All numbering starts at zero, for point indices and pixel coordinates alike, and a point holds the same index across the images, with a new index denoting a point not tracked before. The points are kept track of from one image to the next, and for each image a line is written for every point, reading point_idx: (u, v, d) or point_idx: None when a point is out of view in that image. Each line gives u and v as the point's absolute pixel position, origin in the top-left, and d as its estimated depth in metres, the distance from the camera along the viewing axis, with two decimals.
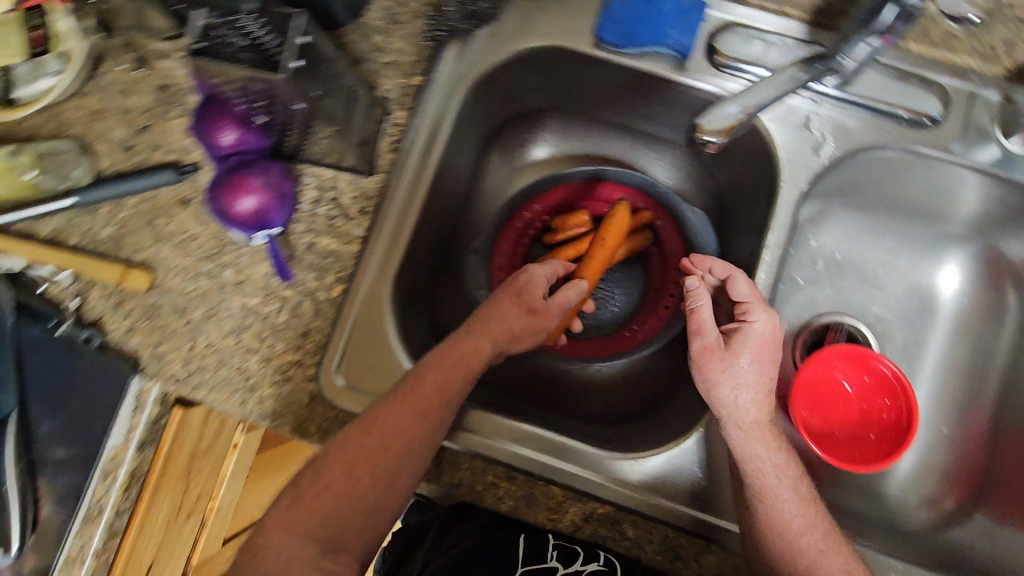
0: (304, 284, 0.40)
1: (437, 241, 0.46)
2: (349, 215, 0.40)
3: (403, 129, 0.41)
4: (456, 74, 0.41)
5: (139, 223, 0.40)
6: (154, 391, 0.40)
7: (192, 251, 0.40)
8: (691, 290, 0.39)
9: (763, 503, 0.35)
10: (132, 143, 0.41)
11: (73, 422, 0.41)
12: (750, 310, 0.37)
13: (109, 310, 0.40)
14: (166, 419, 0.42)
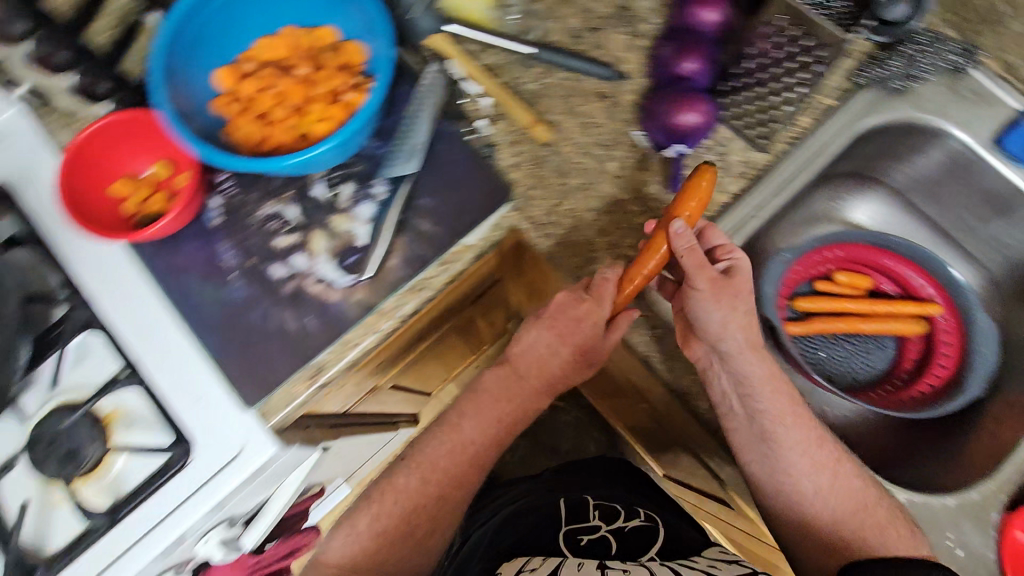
0: (539, 200, 0.70)
1: (582, 227, 0.69)
2: (590, 177, 0.70)
3: (761, 120, 0.71)
4: (801, 117, 0.70)
5: (466, 128, 0.71)
6: (514, 224, 0.69)
7: (493, 159, 0.70)
8: (677, 230, 0.61)
9: (775, 431, 0.64)
10: (498, 114, 0.72)
11: (448, 198, 0.68)
12: (726, 249, 0.63)
13: (488, 165, 0.70)
14: (471, 259, 0.70)
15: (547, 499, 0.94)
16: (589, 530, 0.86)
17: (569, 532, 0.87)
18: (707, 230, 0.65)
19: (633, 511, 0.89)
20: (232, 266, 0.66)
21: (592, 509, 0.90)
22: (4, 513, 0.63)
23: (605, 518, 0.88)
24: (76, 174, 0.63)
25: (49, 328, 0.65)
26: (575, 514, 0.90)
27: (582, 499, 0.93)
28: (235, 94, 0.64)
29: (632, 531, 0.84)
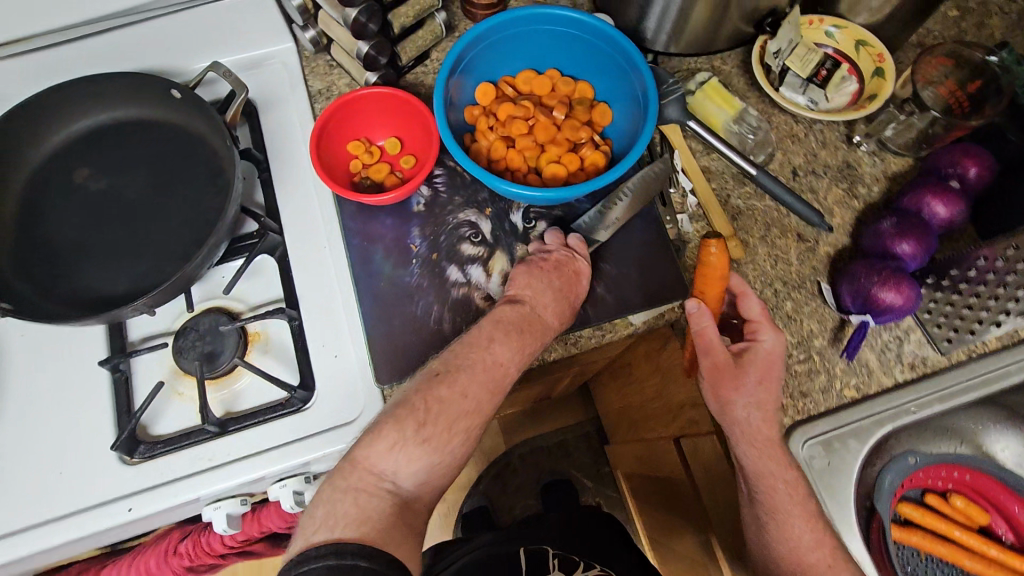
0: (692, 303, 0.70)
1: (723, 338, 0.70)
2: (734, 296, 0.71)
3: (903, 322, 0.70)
4: (950, 332, 0.69)
5: (646, 208, 0.73)
6: (655, 311, 0.70)
7: (658, 249, 0.71)
8: (694, 309, 0.63)
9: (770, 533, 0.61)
10: (685, 217, 0.73)
11: (626, 273, 0.70)
12: (757, 327, 0.64)
13: (643, 251, 0.71)
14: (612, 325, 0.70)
15: (506, 549, 0.87)
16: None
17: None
18: (743, 298, 0.65)
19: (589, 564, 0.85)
20: (418, 252, 0.70)
21: (552, 558, 0.84)
22: (134, 385, 0.66)
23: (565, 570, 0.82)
24: (333, 127, 0.70)
25: (244, 240, 0.71)
26: (537, 566, 0.83)
27: (543, 549, 0.87)
28: (490, 111, 0.69)
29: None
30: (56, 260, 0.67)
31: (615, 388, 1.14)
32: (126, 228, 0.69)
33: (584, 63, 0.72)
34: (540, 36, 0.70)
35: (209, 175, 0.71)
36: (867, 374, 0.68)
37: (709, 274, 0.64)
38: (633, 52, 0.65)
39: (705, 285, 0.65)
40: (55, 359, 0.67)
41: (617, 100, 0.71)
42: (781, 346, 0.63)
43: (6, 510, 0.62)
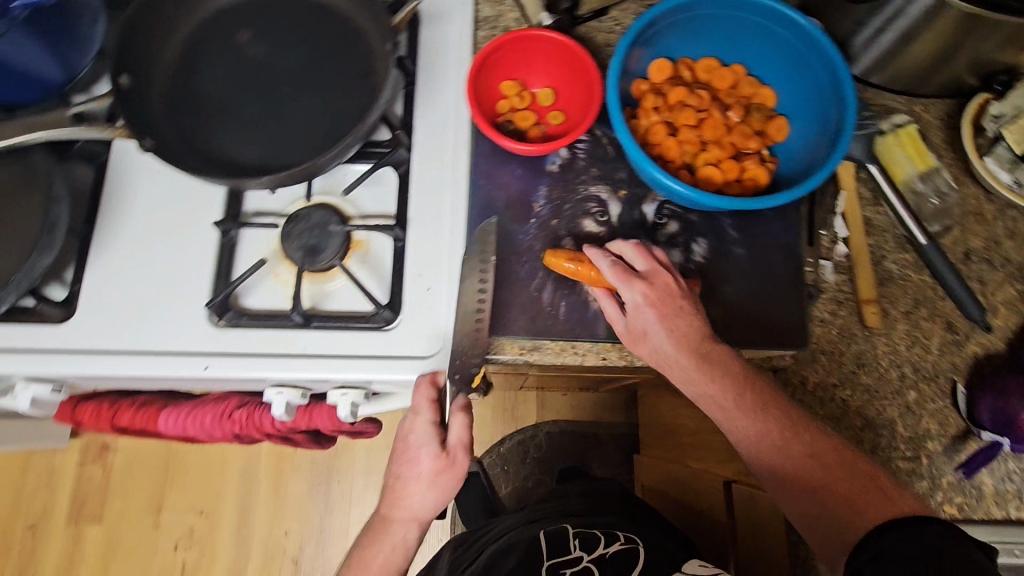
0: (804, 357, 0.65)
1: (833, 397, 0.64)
2: (852, 366, 0.65)
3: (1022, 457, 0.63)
4: None
5: (786, 241, 0.67)
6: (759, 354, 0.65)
7: (785, 288, 0.65)
8: (624, 328, 0.62)
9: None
10: (826, 264, 0.67)
11: (743, 302, 0.65)
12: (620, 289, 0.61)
13: (769, 284, 0.65)
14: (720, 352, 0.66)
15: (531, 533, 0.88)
16: (571, 562, 0.75)
17: (552, 564, 0.75)
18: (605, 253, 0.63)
19: (612, 537, 0.81)
20: (539, 213, 0.67)
21: (573, 539, 0.81)
22: (238, 254, 0.68)
23: (586, 548, 0.78)
24: (494, 61, 0.66)
25: (375, 146, 0.70)
26: (557, 547, 0.80)
27: (564, 529, 0.85)
28: (660, 90, 0.63)
29: (613, 556, 0.75)
30: (198, 111, 0.68)
31: (669, 405, 1.08)
32: (268, 99, 0.69)
33: (778, 68, 0.64)
34: (741, 25, 0.62)
35: (360, 73, 0.70)
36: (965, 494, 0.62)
37: (588, 276, 0.62)
38: (843, 73, 0.56)
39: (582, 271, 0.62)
40: (177, 206, 0.69)
41: (800, 118, 0.63)
42: (641, 300, 0.60)
43: (100, 331, 0.65)
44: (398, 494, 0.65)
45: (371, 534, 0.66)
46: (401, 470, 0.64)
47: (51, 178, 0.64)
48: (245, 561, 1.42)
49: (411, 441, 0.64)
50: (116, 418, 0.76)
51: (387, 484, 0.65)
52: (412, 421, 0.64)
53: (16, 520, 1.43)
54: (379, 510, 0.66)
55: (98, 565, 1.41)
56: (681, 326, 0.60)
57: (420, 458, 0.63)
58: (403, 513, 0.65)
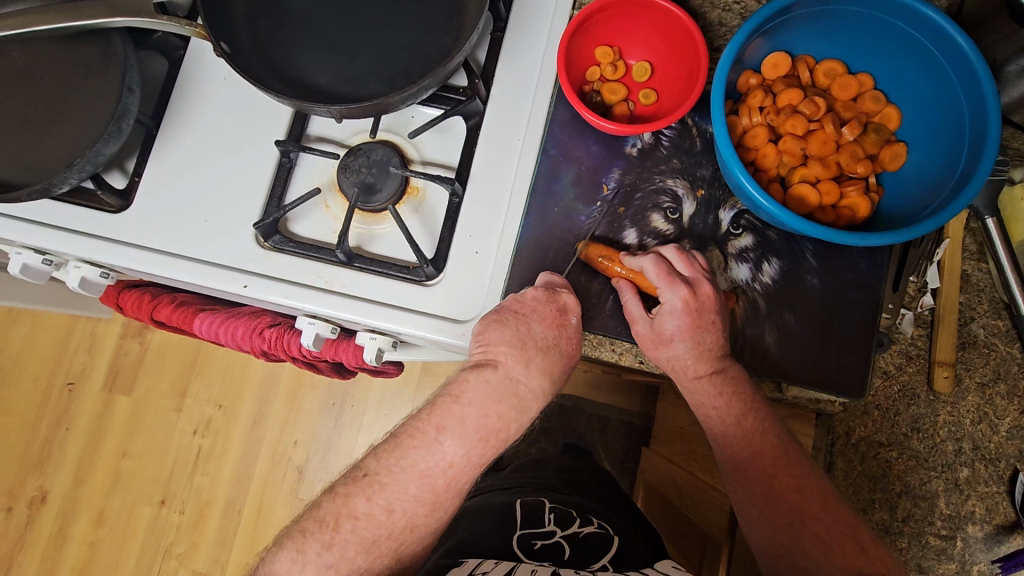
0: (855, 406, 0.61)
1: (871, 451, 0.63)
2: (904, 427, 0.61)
3: None
4: None
5: (867, 279, 0.60)
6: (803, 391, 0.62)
7: (853, 330, 0.60)
8: (648, 339, 0.59)
9: None
10: (904, 313, 0.62)
11: (802, 334, 0.60)
12: (663, 290, 0.57)
13: (834, 321, 0.60)
14: (762, 385, 0.63)
15: (505, 501, 0.85)
16: (544, 536, 0.75)
17: (523, 535, 0.75)
18: (647, 264, 0.58)
19: (587, 518, 0.81)
20: (606, 198, 0.63)
21: (548, 512, 0.81)
22: (295, 177, 0.67)
23: (560, 524, 0.78)
24: (595, 23, 0.60)
25: (450, 92, 0.67)
26: (532, 517, 0.80)
27: (539, 501, 0.84)
28: (771, 89, 0.57)
29: (586, 538, 0.75)
30: (278, 22, 0.65)
31: (682, 409, 1.03)
32: (348, 19, 0.65)
33: (912, 88, 0.56)
34: (882, 31, 0.54)
35: (448, 10, 0.65)
36: None
37: (627, 276, 0.59)
38: (990, 112, 0.49)
39: (617, 271, 0.60)
40: (243, 116, 0.68)
41: (922, 150, 0.56)
42: (683, 301, 0.56)
43: (152, 228, 0.66)
44: (542, 356, 0.59)
45: (496, 393, 0.58)
46: (553, 337, 0.59)
47: (125, 63, 0.61)
48: (254, 459, 1.49)
49: (570, 317, 0.60)
50: (155, 313, 0.78)
51: (530, 344, 0.59)
52: (571, 299, 0.60)
53: (57, 374, 1.53)
54: (504, 369, 0.58)
55: (124, 431, 1.51)
56: (705, 340, 0.57)
57: (570, 335, 0.60)
58: (540, 378, 0.59)
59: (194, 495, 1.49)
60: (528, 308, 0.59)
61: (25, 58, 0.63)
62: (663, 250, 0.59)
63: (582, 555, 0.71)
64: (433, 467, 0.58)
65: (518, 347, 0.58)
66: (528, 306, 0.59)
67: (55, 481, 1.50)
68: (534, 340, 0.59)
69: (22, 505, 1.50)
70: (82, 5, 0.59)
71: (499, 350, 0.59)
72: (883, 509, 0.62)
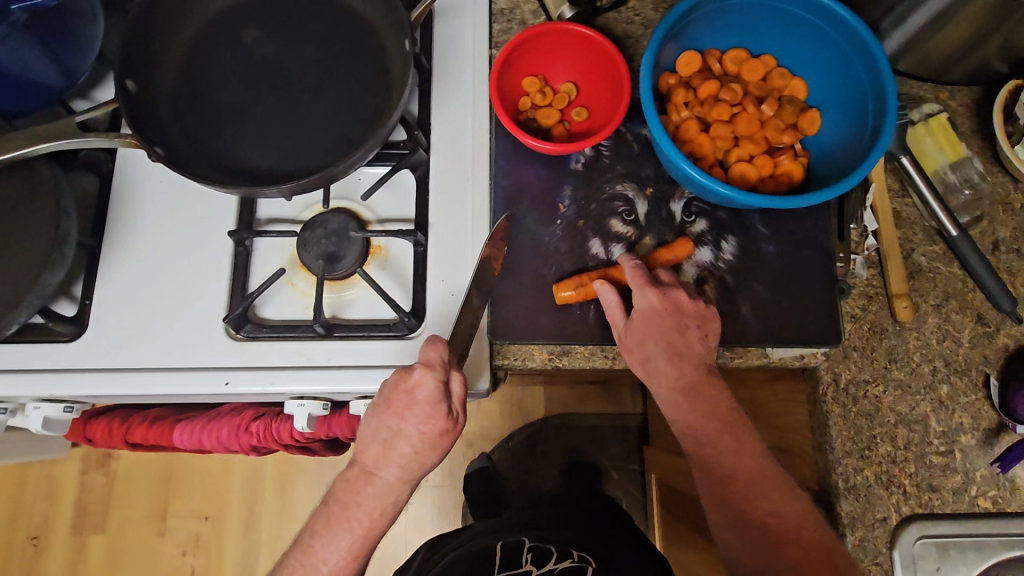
0: (837, 352, 0.65)
1: (871, 390, 0.64)
2: (885, 362, 0.65)
3: None
4: None
5: (813, 236, 0.65)
6: (791, 351, 0.64)
7: (816, 283, 0.64)
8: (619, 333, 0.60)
9: None
10: (855, 258, 0.66)
11: (773, 299, 0.64)
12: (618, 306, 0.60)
13: (797, 280, 0.64)
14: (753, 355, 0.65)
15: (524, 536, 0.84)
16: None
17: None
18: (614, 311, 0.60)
19: (565, 552, 0.77)
20: (565, 214, 0.65)
21: (525, 552, 0.77)
22: (253, 263, 0.66)
23: (537, 562, 0.74)
24: (517, 56, 0.63)
25: (393, 148, 0.68)
26: (509, 561, 0.76)
27: (519, 541, 0.80)
28: (690, 84, 0.61)
29: (562, 574, 0.71)
30: (206, 116, 0.65)
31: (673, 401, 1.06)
32: (277, 100, 0.65)
33: (810, 59, 0.62)
34: (773, 15, 0.60)
35: (374, 71, 0.67)
36: (994, 483, 0.62)
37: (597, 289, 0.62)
38: (883, 68, 0.55)
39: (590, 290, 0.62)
40: (185, 214, 0.67)
41: (833, 111, 0.62)
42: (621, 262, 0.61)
43: (114, 349, 0.63)
44: (395, 441, 0.57)
45: (350, 490, 0.57)
46: (401, 423, 0.57)
47: (57, 188, 0.60)
48: (254, 565, 1.41)
49: (418, 395, 0.57)
50: (128, 435, 0.74)
51: (380, 435, 0.57)
52: (421, 376, 0.57)
53: (18, 531, 1.40)
54: (359, 465, 0.58)
55: (105, 573, 1.39)
56: (677, 341, 0.58)
57: (422, 415, 0.57)
58: (393, 472, 0.57)
59: None
60: (380, 396, 0.58)
61: None
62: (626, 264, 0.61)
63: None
64: (310, 568, 0.56)
65: (367, 442, 0.58)
66: (381, 392, 0.58)
67: None
68: (382, 431, 0.57)
69: None
70: (2, 139, 0.56)
71: (357, 446, 0.59)
72: (886, 442, 0.63)
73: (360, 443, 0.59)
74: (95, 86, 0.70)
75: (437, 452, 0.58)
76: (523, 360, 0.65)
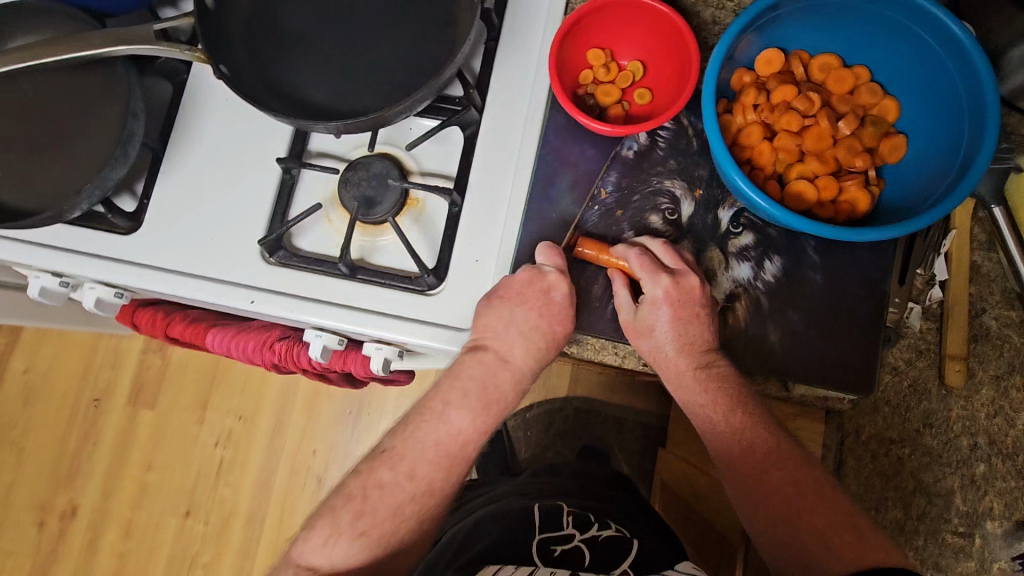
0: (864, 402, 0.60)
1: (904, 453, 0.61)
2: (918, 425, 0.60)
3: None
4: None
5: (869, 273, 0.60)
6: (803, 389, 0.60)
7: (861, 327, 0.59)
8: (625, 312, 0.60)
9: None
10: (912, 306, 0.61)
11: (806, 332, 0.59)
12: (645, 281, 0.58)
13: (836, 317, 0.59)
14: (772, 385, 0.61)
15: (521, 504, 0.84)
16: (562, 540, 0.75)
17: (543, 540, 0.75)
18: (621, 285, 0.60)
19: (604, 522, 0.81)
20: (604, 201, 0.63)
21: (567, 515, 0.81)
22: (297, 194, 0.69)
23: (578, 527, 0.78)
24: (587, 24, 0.60)
25: (446, 103, 0.67)
26: (549, 521, 0.79)
27: (557, 505, 0.83)
28: (764, 85, 0.56)
29: (605, 543, 0.75)
30: (275, 42, 0.66)
31: None
32: (343, 34, 0.66)
33: (909, 78, 0.55)
34: (875, 23, 0.54)
35: (440, 21, 0.66)
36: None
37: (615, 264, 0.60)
38: (989, 102, 0.48)
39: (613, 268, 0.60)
40: (243, 135, 0.70)
41: (922, 141, 0.55)
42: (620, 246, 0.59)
43: (159, 249, 0.68)
44: (528, 336, 0.60)
45: (485, 371, 0.61)
46: (535, 318, 0.60)
47: (130, 90, 0.63)
48: (275, 470, 1.52)
49: (552, 299, 0.60)
50: (168, 329, 0.80)
51: (515, 325, 0.60)
52: (557, 279, 0.60)
53: (83, 391, 1.58)
54: (493, 349, 0.61)
55: (150, 444, 1.55)
56: (688, 332, 0.58)
57: (555, 315, 0.61)
58: (524, 357, 0.61)
59: (217, 505, 1.52)
60: (509, 291, 0.60)
61: (38, 89, 0.66)
62: (647, 242, 0.60)
63: (601, 562, 0.71)
64: (444, 436, 0.61)
65: (493, 331, 0.60)
66: (512, 289, 0.60)
67: (86, 494, 1.54)
68: (518, 322, 0.60)
69: (54, 518, 1.54)
70: (85, 36, 0.60)
71: (487, 333, 0.61)
72: (897, 507, 0.61)
73: (489, 330, 0.61)
74: None
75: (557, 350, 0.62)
76: None
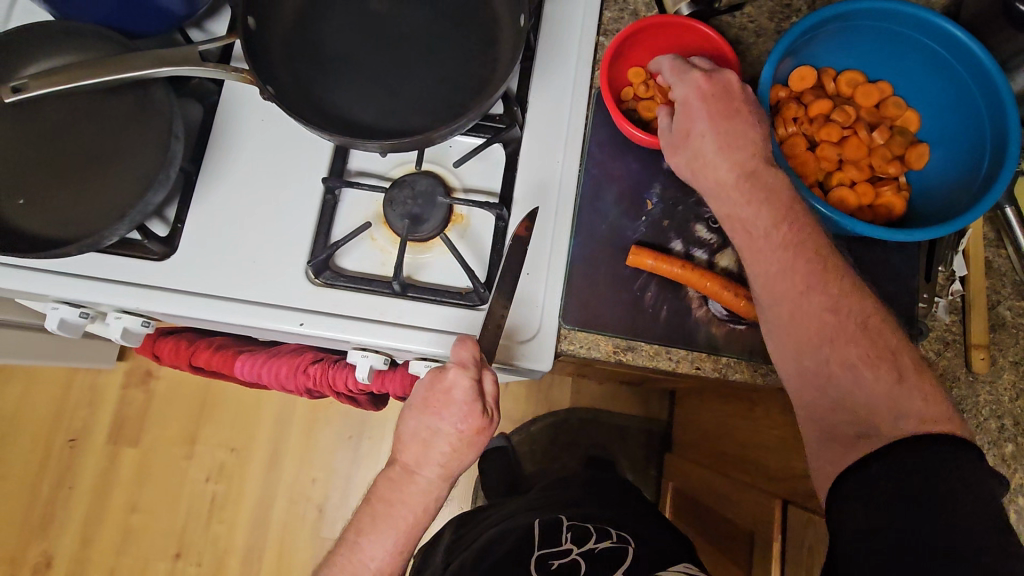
0: None
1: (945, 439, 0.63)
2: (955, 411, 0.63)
3: None
4: None
5: (899, 271, 0.64)
6: None
7: (897, 321, 0.63)
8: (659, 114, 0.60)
9: None
10: (938, 299, 0.65)
11: None
12: (675, 94, 0.58)
13: (874, 314, 0.63)
14: None
15: (524, 521, 0.83)
16: (560, 554, 0.73)
17: (541, 556, 0.73)
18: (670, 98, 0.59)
19: (605, 531, 0.79)
20: (651, 212, 0.66)
21: (565, 531, 0.78)
22: (339, 213, 0.68)
23: (577, 540, 0.76)
24: (631, 43, 0.64)
25: (489, 121, 0.68)
26: (548, 536, 0.77)
27: (558, 520, 0.82)
28: (801, 100, 0.61)
29: (603, 553, 0.73)
30: (317, 62, 0.66)
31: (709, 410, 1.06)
32: (386, 54, 0.67)
33: (930, 92, 0.60)
34: (900, 43, 0.59)
35: (483, 41, 0.67)
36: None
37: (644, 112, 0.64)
38: (1010, 112, 0.53)
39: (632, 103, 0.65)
40: (280, 155, 0.69)
41: (945, 148, 0.60)
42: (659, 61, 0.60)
43: (198, 274, 0.66)
44: (425, 448, 0.59)
45: (392, 489, 0.60)
46: (438, 423, 0.59)
47: (170, 113, 0.62)
48: (271, 502, 1.46)
49: (454, 398, 0.58)
50: (194, 358, 0.77)
51: (418, 434, 0.60)
52: (455, 377, 0.58)
53: (56, 432, 1.48)
54: (401, 463, 0.61)
55: (133, 484, 1.46)
56: (732, 130, 0.55)
57: (459, 414, 0.59)
58: (433, 467, 0.60)
59: (210, 544, 1.44)
60: (417, 396, 0.61)
61: (65, 112, 0.63)
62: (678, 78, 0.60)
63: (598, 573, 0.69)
64: (360, 562, 0.59)
65: (409, 441, 0.60)
66: (418, 393, 0.60)
67: (61, 543, 1.44)
68: (424, 432, 0.60)
69: (25, 572, 1.42)
70: (127, 58, 0.58)
71: (400, 445, 0.61)
72: None
73: (402, 441, 0.61)
74: (212, 18, 0.72)
75: (474, 448, 0.60)
76: (587, 350, 0.65)
